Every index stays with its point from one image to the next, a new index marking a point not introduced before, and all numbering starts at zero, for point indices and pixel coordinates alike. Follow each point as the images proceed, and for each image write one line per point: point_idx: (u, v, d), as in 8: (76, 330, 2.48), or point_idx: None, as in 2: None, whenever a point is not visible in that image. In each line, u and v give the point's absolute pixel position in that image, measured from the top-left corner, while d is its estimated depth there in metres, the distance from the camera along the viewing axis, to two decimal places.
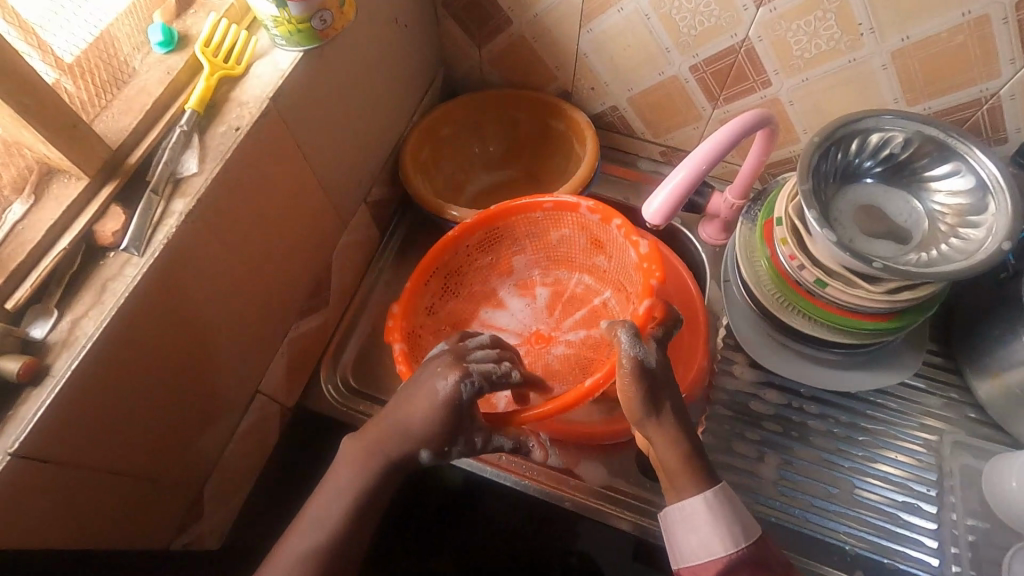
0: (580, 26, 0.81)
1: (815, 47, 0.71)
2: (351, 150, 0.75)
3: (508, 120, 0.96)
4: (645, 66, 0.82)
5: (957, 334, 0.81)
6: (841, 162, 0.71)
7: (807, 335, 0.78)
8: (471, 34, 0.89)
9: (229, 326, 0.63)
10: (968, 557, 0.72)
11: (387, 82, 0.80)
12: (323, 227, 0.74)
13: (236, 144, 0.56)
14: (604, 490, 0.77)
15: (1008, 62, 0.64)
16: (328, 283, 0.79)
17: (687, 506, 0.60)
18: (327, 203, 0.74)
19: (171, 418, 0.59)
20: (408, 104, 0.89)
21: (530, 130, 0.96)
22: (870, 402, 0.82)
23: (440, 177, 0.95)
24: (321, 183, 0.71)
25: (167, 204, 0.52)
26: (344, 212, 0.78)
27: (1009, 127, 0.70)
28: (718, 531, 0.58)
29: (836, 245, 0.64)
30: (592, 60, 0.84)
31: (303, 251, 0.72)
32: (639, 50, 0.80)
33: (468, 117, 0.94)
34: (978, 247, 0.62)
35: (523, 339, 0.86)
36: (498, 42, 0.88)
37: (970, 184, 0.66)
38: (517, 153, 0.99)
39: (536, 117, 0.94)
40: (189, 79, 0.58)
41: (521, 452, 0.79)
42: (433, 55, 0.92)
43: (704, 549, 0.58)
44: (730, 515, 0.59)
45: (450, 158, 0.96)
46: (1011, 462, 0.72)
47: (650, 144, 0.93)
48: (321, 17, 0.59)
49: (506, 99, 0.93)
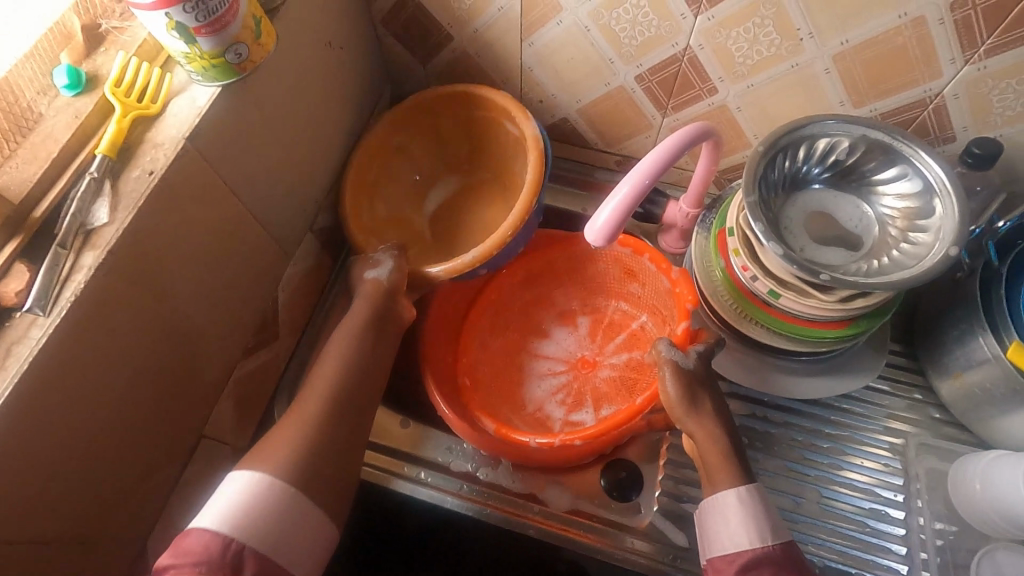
0: (522, 40, 0.78)
1: (756, 53, 0.69)
2: (290, 180, 0.73)
3: (466, 123, 0.88)
4: (591, 77, 0.80)
5: (919, 335, 0.80)
6: (789, 169, 0.70)
7: (767, 345, 0.76)
8: (414, 51, 0.86)
9: (163, 375, 0.60)
10: (937, 561, 0.72)
11: (325, 107, 0.77)
12: (266, 261, 0.72)
13: (150, 189, 0.53)
14: (569, 515, 0.76)
15: (949, 62, 0.63)
16: (278, 317, 0.77)
17: (725, 497, 0.64)
18: (267, 236, 0.71)
19: (102, 476, 0.56)
20: (353, 126, 0.86)
21: (489, 134, 0.87)
22: (835, 408, 0.81)
23: (394, 196, 0.88)
24: (258, 217, 0.69)
25: (76, 258, 0.50)
26: (288, 243, 0.76)
27: (955, 126, 0.69)
28: (750, 526, 0.61)
29: (784, 257, 0.62)
30: (538, 73, 0.82)
31: (244, 288, 0.70)
32: (582, 62, 0.78)
33: (422, 122, 0.88)
34: (927, 252, 0.61)
35: (569, 364, 0.88)
36: (441, 58, 0.86)
37: (917, 187, 0.65)
38: (480, 160, 0.92)
39: (490, 118, 0.85)
40: (101, 121, 0.55)
41: (484, 479, 0.78)
42: (377, 74, 0.90)
43: (732, 539, 0.62)
44: (764, 511, 0.62)
45: (405, 170, 0.90)
46: (975, 464, 0.72)
47: (604, 154, 0.92)
48: (237, 51, 0.57)
49: (456, 99, 0.84)
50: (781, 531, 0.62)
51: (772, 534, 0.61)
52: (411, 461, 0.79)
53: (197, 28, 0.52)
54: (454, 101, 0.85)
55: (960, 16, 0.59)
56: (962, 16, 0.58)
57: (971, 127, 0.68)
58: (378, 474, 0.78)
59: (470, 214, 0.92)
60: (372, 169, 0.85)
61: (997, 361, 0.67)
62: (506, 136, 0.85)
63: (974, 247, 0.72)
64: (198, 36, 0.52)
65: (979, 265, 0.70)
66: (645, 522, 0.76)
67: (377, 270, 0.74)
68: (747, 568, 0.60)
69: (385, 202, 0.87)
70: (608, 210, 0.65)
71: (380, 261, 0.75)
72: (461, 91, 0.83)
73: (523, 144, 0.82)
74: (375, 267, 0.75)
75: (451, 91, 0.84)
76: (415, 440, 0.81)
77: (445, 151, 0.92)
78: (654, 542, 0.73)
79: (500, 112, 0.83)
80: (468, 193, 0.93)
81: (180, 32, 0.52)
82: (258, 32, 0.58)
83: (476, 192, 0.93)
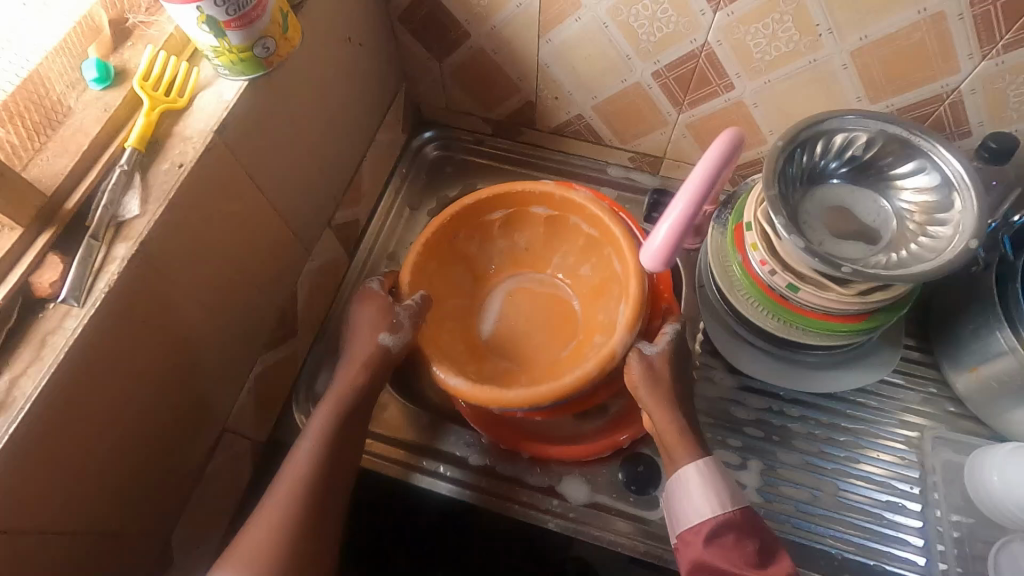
0: (539, 36, 0.79)
1: (775, 49, 0.69)
2: (310, 175, 0.73)
3: (539, 245, 0.86)
4: (608, 74, 0.80)
5: (935, 329, 0.80)
6: (807, 164, 0.70)
7: (784, 339, 0.77)
8: (430, 49, 0.87)
9: (188, 368, 0.60)
10: (954, 553, 0.72)
11: (344, 104, 0.78)
12: (286, 256, 0.72)
13: (179, 181, 0.53)
14: (587, 508, 0.76)
15: (966, 58, 0.64)
16: (297, 312, 0.77)
17: (685, 474, 0.64)
18: (287, 232, 0.72)
19: (129, 468, 0.56)
20: (370, 122, 0.87)
21: (562, 257, 0.86)
22: (851, 402, 0.81)
23: (449, 292, 0.82)
24: (279, 212, 0.69)
25: (108, 250, 0.50)
26: (307, 239, 0.76)
27: (971, 121, 0.69)
28: (712, 498, 0.63)
29: (805, 251, 0.63)
30: (554, 71, 0.83)
31: (266, 284, 0.70)
32: (599, 58, 0.79)
33: (479, 227, 0.84)
34: (947, 245, 0.62)
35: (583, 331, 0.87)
36: (457, 55, 0.86)
37: (936, 181, 0.66)
38: (543, 281, 0.86)
39: (563, 230, 0.84)
40: (129, 115, 0.55)
41: (502, 473, 0.78)
42: (392, 71, 0.90)
43: (696, 513, 0.63)
44: (724, 484, 0.64)
45: (472, 258, 0.85)
46: (992, 457, 0.72)
47: (618, 151, 0.92)
48: (264, 45, 0.57)
49: (537, 200, 0.82)
50: (740, 500, 0.63)
51: (732, 504, 0.62)
52: (429, 455, 0.80)
53: (227, 22, 0.52)
54: (526, 212, 0.83)
55: (979, 12, 0.59)
56: (981, 12, 0.59)
57: (987, 122, 0.69)
58: (397, 468, 0.79)
59: (536, 319, 0.84)
60: (434, 262, 0.80)
61: (1014, 354, 0.68)
62: (587, 283, 0.84)
63: (990, 242, 0.73)
64: (228, 30, 0.53)
65: (995, 259, 0.71)
66: (661, 515, 0.76)
67: (392, 336, 0.71)
68: (712, 538, 0.61)
69: (445, 300, 0.82)
70: (666, 225, 0.61)
71: (395, 320, 0.71)
72: (550, 192, 0.80)
73: (604, 297, 0.81)
74: (391, 331, 0.71)
75: (542, 190, 0.80)
76: (434, 435, 0.81)
77: (516, 241, 0.86)
78: (669, 535, 0.75)
79: (581, 212, 0.80)
80: (530, 306, 0.85)
81: (211, 26, 0.52)
82: (285, 26, 0.58)
83: (539, 317, 0.84)
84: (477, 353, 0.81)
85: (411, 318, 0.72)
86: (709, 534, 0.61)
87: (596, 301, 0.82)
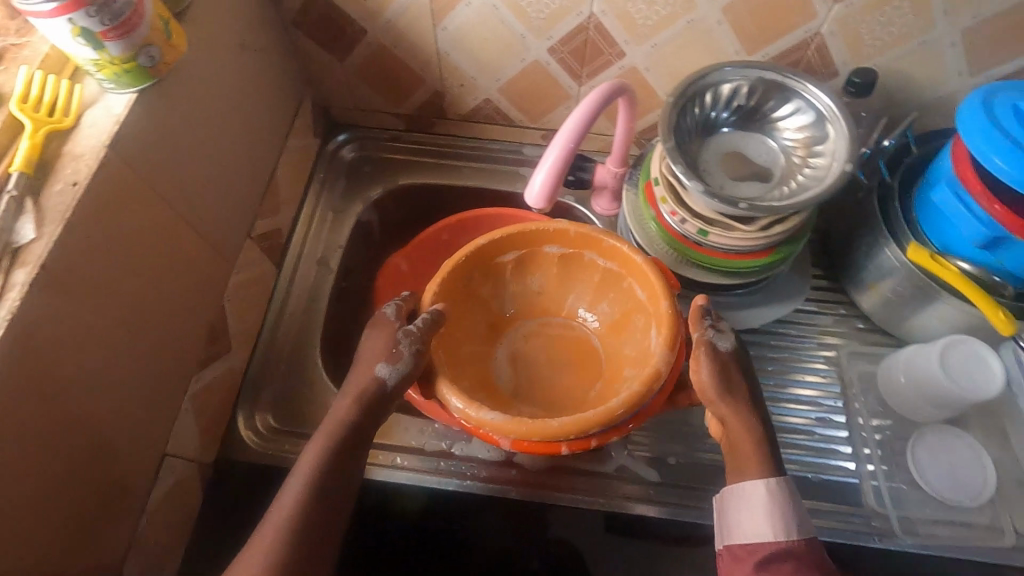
0: (434, 25, 0.81)
1: (654, 13, 0.74)
2: (222, 186, 0.72)
3: (552, 286, 0.85)
4: (507, 55, 0.83)
5: (835, 255, 0.87)
6: (699, 117, 0.75)
7: (704, 283, 0.81)
8: (329, 50, 0.87)
9: (117, 397, 0.59)
10: (878, 454, 0.79)
11: (244, 117, 0.77)
12: (208, 274, 0.71)
13: (76, 200, 0.52)
14: (546, 472, 0.78)
15: (822, 3, 0.70)
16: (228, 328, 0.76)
17: (749, 489, 0.63)
18: (206, 249, 0.70)
19: (67, 506, 0.54)
20: (279, 130, 0.86)
21: (575, 299, 0.85)
22: (774, 333, 0.87)
23: (466, 338, 0.81)
24: (193, 226, 0.68)
25: (7, 277, 0.48)
26: (229, 253, 0.75)
27: (837, 62, 0.76)
28: (773, 518, 0.61)
29: (707, 195, 0.68)
30: (456, 57, 0.85)
31: (190, 303, 0.69)
32: (496, 41, 0.81)
33: (490, 273, 0.82)
34: (827, 171, 0.68)
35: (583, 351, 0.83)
36: (358, 54, 0.86)
37: (811, 118, 0.72)
38: (570, 322, 0.86)
39: (579, 270, 0.83)
40: (11, 139, 0.53)
41: (460, 455, 0.79)
42: (295, 77, 0.89)
43: (755, 531, 0.62)
44: (790, 502, 0.62)
45: (489, 304, 0.84)
46: (897, 361, 0.80)
47: (529, 131, 0.95)
48: (148, 53, 0.56)
49: (549, 237, 0.80)
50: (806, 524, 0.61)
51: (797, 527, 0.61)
52: (383, 449, 0.79)
53: (103, 32, 0.52)
54: (539, 253, 0.82)
55: None
56: None
57: (849, 61, 0.76)
58: None
59: (541, 369, 0.83)
60: (450, 301, 0.78)
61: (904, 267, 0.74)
62: (608, 317, 0.83)
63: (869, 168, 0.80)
64: (106, 40, 0.52)
65: (876, 183, 0.78)
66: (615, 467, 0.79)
67: (390, 367, 0.67)
68: (766, 563, 0.59)
69: (463, 348, 0.80)
70: (542, 175, 0.71)
71: (399, 352, 0.68)
72: (567, 231, 0.78)
73: (629, 327, 0.80)
74: (390, 361, 0.67)
75: (556, 228, 0.78)
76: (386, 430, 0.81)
77: (529, 285, 0.85)
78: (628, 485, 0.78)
79: (599, 245, 0.78)
80: (541, 352, 0.85)
81: (86, 38, 0.51)
82: (168, 33, 0.58)
83: (544, 364, 0.83)
84: (495, 395, 0.79)
85: (418, 352, 0.68)
86: (766, 555, 0.60)
87: (621, 335, 0.81)
